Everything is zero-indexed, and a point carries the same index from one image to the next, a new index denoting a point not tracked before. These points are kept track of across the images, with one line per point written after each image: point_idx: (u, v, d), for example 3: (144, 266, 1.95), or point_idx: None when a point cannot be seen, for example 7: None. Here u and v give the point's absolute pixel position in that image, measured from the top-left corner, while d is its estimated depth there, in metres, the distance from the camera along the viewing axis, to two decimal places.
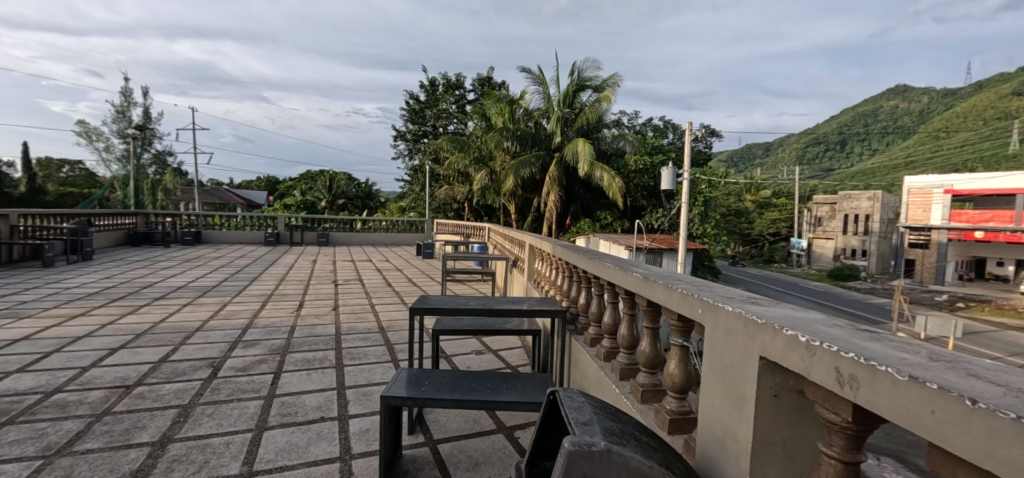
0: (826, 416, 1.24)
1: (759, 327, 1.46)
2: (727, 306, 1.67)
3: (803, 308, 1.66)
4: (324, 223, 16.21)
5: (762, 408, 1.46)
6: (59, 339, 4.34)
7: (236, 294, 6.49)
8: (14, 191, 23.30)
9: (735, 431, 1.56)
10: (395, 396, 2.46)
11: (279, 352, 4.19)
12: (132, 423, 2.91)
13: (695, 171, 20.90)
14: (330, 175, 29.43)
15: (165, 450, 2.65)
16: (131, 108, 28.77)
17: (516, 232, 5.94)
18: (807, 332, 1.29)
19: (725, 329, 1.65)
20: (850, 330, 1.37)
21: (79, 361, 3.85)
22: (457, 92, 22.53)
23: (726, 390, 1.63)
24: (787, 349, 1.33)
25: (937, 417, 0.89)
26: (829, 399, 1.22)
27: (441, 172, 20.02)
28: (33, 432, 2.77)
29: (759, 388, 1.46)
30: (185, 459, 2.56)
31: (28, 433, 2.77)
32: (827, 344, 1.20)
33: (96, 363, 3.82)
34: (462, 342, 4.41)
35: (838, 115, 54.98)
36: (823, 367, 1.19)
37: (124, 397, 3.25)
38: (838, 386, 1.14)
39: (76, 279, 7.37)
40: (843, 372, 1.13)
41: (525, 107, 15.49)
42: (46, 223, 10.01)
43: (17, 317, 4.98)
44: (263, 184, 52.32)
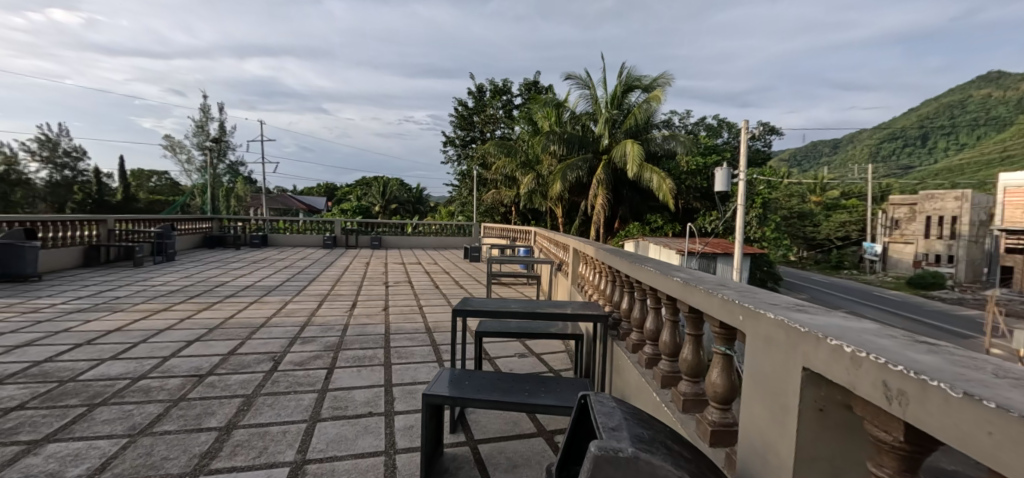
0: (874, 435, 1.15)
1: (799, 335, 1.38)
2: (768, 313, 1.59)
3: (856, 316, 1.54)
4: (377, 227, 16.93)
5: (806, 424, 1.37)
6: (145, 331, 4.82)
7: (297, 294, 6.91)
8: (112, 200, 26.19)
9: (776, 444, 1.48)
10: (435, 395, 2.51)
11: (333, 349, 4.43)
12: (203, 409, 3.19)
13: (753, 172, 19.88)
14: (383, 181, 30.75)
15: (230, 435, 2.88)
16: (209, 123, 31.44)
17: (561, 235, 5.90)
18: (855, 342, 1.20)
19: (766, 336, 1.57)
20: (905, 341, 1.26)
21: (161, 351, 4.27)
22: (504, 97, 22.82)
23: (768, 402, 1.54)
24: (830, 358, 1.24)
25: (996, 439, 0.81)
26: (877, 416, 1.13)
27: (489, 177, 20.28)
28: (121, 413, 3.10)
29: (803, 400, 1.37)
30: (247, 445, 2.77)
31: (117, 413, 3.11)
32: (874, 356, 1.11)
33: (176, 353, 4.22)
34: (505, 345, 4.42)
35: (918, 108, 50.73)
36: (869, 380, 1.11)
37: (196, 385, 3.56)
38: (885, 401, 1.05)
39: (160, 277, 8.15)
40: (891, 386, 1.04)
41: (571, 111, 15.30)
42: (138, 228, 11.17)
43: (112, 311, 5.61)
44: (323, 190, 55.66)
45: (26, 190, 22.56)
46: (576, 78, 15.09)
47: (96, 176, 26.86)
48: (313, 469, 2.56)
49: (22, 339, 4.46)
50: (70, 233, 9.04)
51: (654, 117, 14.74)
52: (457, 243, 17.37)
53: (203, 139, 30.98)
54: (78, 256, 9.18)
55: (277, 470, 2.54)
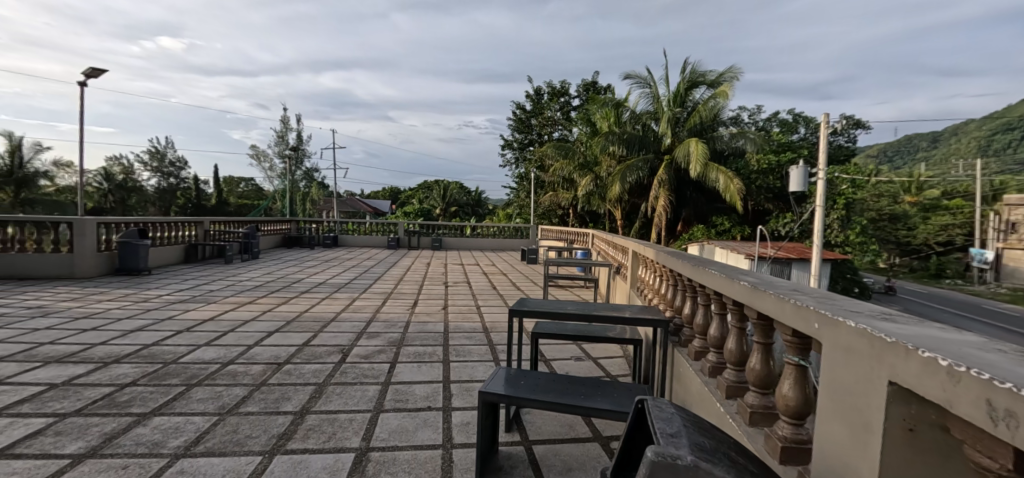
0: (978, 462, 1.00)
1: (886, 346, 1.22)
2: (847, 320, 1.44)
3: (956, 328, 1.36)
4: (438, 229, 17.40)
5: (892, 443, 1.22)
6: (233, 321, 5.25)
7: (364, 291, 7.23)
8: (207, 204, 28.91)
9: (858, 465, 1.32)
10: (492, 392, 2.51)
11: (396, 344, 4.57)
12: (281, 394, 3.40)
13: (835, 170, 18.41)
14: (444, 185, 31.61)
15: (303, 419, 3.04)
16: (288, 133, 33.88)
17: (620, 238, 5.75)
18: (953, 355, 1.05)
19: (846, 346, 1.41)
20: (1018, 356, 1.08)
21: (247, 339, 4.62)
22: (562, 98, 22.76)
23: (848, 418, 1.39)
24: (922, 372, 1.09)
25: None
26: (982, 439, 0.98)
27: (547, 179, 20.25)
28: (213, 393, 3.38)
29: (889, 418, 1.22)
30: (318, 429, 2.92)
31: (209, 393, 3.39)
32: (976, 371, 0.96)
33: (258, 342, 4.54)
34: (561, 347, 4.36)
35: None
36: (969, 398, 0.96)
37: (275, 372, 3.80)
38: (991, 423, 0.91)
39: (245, 274, 8.86)
40: (996, 406, 0.89)
41: (631, 110, 14.97)
42: (229, 228, 12.25)
43: (206, 302, 6.17)
44: (388, 195, 58.18)
45: (141, 197, 26.00)
46: (637, 77, 14.73)
47: (194, 183, 29.80)
48: (376, 456, 2.64)
49: (134, 325, 4.99)
50: (174, 233, 10.04)
51: (721, 112, 14.12)
52: (515, 245, 17.44)
53: (283, 148, 33.41)
54: (180, 254, 10.18)
55: (344, 455, 2.64)
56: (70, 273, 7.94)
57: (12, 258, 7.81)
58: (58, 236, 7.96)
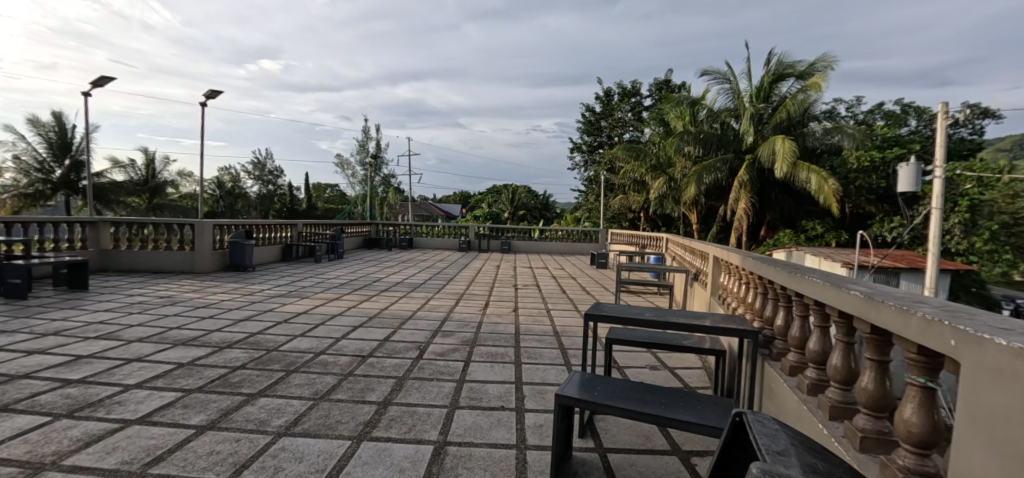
0: None
1: None
2: (1000, 338, 1.18)
3: None
4: (507, 232, 17.54)
5: None
6: (322, 315, 5.52)
7: (437, 291, 7.36)
8: (297, 208, 31.04)
9: None
10: (567, 396, 2.40)
11: (469, 343, 4.56)
12: (365, 384, 3.48)
13: (958, 165, 16.19)
14: (512, 189, 31.82)
15: (386, 410, 3.08)
16: (368, 142, 35.69)
17: (699, 243, 5.45)
18: None
19: (998, 368, 1.16)
20: None
21: (335, 332, 4.82)
22: (633, 99, 22.26)
23: (1002, 454, 1.14)
24: None
25: None
26: None
27: (617, 182, 19.87)
28: (308, 380, 3.54)
29: None
30: (399, 420, 2.94)
31: (306, 379, 3.56)
32: None
33: (345, 335, 4.71)
34: (635, 354, 4.16)
35: None
36: None
37: (360, 364, 3.91)
38: None
39: (330, 272, 9.34)
40: None
41: (708, 108, 14.47)
42: (319, 230, 13.03)
43: (301, 296, 6.57)
44: (457, 200, 59.52)
45: (245, 202, 28.43)
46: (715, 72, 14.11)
47: (289, 189, 32.14)
48: (453, 451, 2.61)
49: (240, 315, 5.42)
50: (274, 234, 10.84)
51: (813, 107, 13.21)
52: (584, 249, 17.10)
53: (364, 156, 35.19)
54: (278, 253, 10.96)
55: (423, 447, 2.64)
56: (193, 268, 8.80)
57: (143, 254, 8.70)
58: (183, 236, 8.84)
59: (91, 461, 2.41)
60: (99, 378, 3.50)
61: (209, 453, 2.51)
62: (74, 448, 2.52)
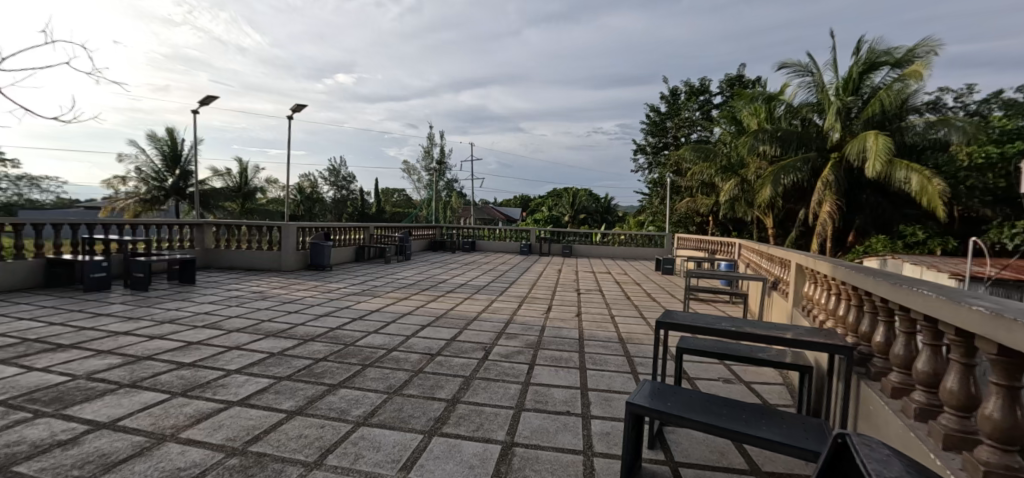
0: None
1: None
2: None
3: None
4: (568, 236, 17.37)
5: None
6: (391, 313, 5.68)
7: (500, 294, 7.38)
8: (367, 211, 32.49)
9: None
10: (637, 404, 2.28)
11: (533, 347, 4.50)
12: (435, 382, 3.52)
13: None
14: (572, 192, 31.50)
15: (455, 408, 3.08)
16: (433, 147, 36.77)
17: (779, 249, 5.09)
18: None
19: None
20: None
21: (405, 330, 4.93)
22: (702, 97, 21.41)
23: None
24: None
25: None
26: None
27: (684, 185, 19.14)
28: (381, 374, 3.63)
29: None
30: (467, 418, 2.94)
31: (379, 373, 3.66)
32: None
33: (414, 333, 4.81)
34: (707, 366, 3.92)
35: None
36: None
37: (430, 361, 3.96)
38: None
39: (398, 273, 9.64)
40: None
41: (787, 103, 13.69)
42: (389, 232, 13.55)
43: (372, 295, 6.81)
44: (516, 204, 59.91)
45: (320, 206, 30.17)
46: (795, 66, 13.24)
47: (359, 194, 33.75)
48: (520, 453, 2.56)
49: (321, 310, 5.72)
50: (348, 236, 11.40)
51: (912, 97, 12.09)
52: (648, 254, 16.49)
53: (428, 162, 36.25)
54: (352, 254, 11.49)
55: (491, 446, 2.62)
56: (278, 267, 9.40)
57: (237, 253, 9.43)
58: (271, 237, 9.51)
59: (202, 436, 2.65)
60: (207, 362, 3.80)
61: (298, 437, 2.65)
62: (187, 424, 2.77)
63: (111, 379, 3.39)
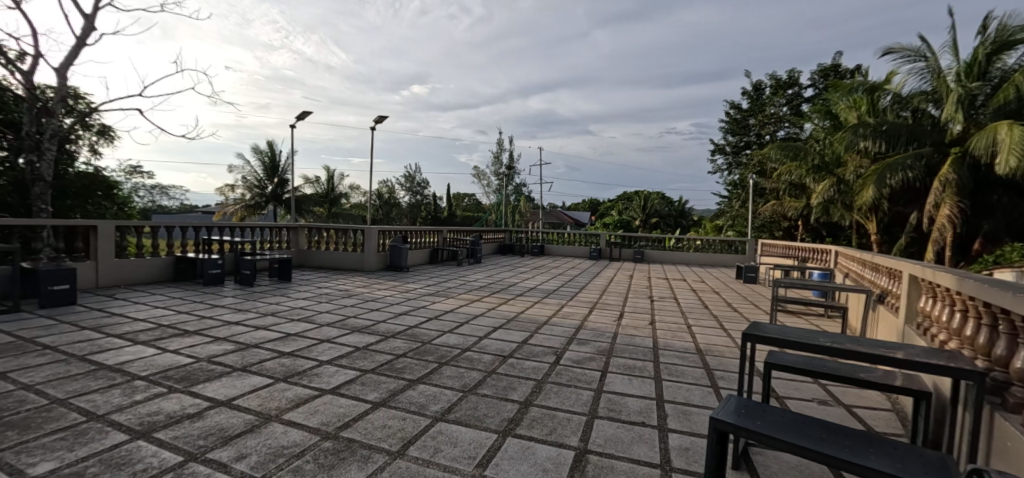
0: None
1: None
2: None
3: None
4: (639, 241, 16.86)
5: None
6: (464, 314, 5.84)
7: (570, 299, 7.32)
8: (439, 215, 33.59)
9: None
10: (722, 419, 2.16)
11: (605, 354, 4.42)
12: (508, 383, 3.57)
13: None
14: (644, 195, 30.50)
15: (528, 410, 3.10)
16: (502, 152, 37.30)
17: (887, 259, 4.60)
18: None
19: None
20: None
21: (478, 331, 5.05)
22: (790, 90, 19.78)
23: None
24: None
25: None
26: None
27: (770, 186, 17.84)
28: (457, 373, 3.75)
29: None
30: (540, 422, 2.94)
31: (455, 372, 3.77)
32: None
33: (486, 335, 4.91)
34: (800, 384, 3.63)
35: None
36: None
37: (502, 363, 4.02)
38: None
39: (469, 275, 9.88)
40: None
41: (893, 93, 12.35)
42: (461, 236, 13.95)
43: (446, 296, 7.04)
44: (585, 207, 59.20)
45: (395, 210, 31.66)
46: (903, 51, 11.84)
47: (432, 198, 35.01)
48: (594, 461, 2.52)
49: (399, 309, 6.00)
50: (422, 239, 11.89)
51: None
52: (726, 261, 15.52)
53: (498, 166, 36.83)
54: (426, 256, 11.97)
55: (565, 451, 2.61)
56: (360, 267, 10.00)
57: (326, 254, 10.19)
58: (354, 239, 10.16)
59: (301, 419, 2.88)
60: (303, 353, 4.12)
61: (382, 427, 2.80)
62: (288, 407, 3.03)
63: (226, 363, 3.80)
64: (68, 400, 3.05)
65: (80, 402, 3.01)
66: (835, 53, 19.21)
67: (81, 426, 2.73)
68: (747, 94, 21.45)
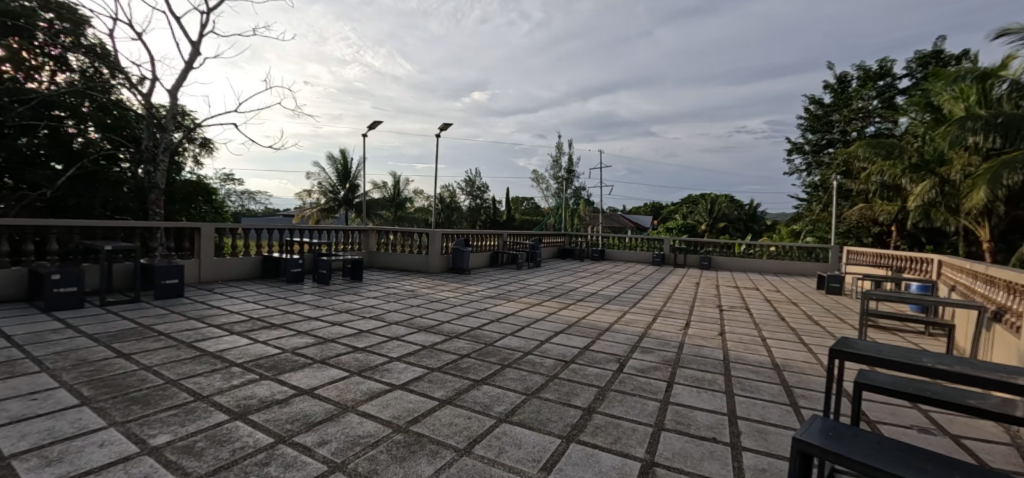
0: None
1: None
2: None
3: None
4: (705, 246, 16.14)
5: None
6: (526, 317, 5.86)
7: (633, 305, 7.13)
8: (499, 219, 33.95)
9: None
10: (807, 441, 2.02)
11: (672, 364, 4.25)
12: (570, 389, 3.54)
13: None
14: (711, 199, 29.06)
15: (591, 417, 3.06)
16: (562, 155, 37.12)
17: (1005, 271, 4.06)
18: None
19: None
20: None
21: (539, 335, 5.05)
22: (882, 82, 18.15)
23: None
24: None
25: None
26: None
27: (858, 188, 16.38)
28: (519, 376, 3.76)
29: None
30: (604, 429, 2.89)
31: (517, 374, 3.79)
32: None
33: (548, 339, 4.90)
34: (897, 409, 3.28)
35: None
36: None
37: (564, 368, 3.99)
38: None
39: (529, 279, 9.91)
40: None
41: (1011, 80, 10.73)
42: (521, 240, 14.04)
43: (507, 299, 7.11)
44: (648, 210, 57.68)
45: (457, 214, 32.42)
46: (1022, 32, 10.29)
47: (492, 202, 35.48)
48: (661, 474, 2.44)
49: (462, 310, 6.14)
50: (483, 242, 12.13)
51: None
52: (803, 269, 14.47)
53: (558, 170, 36.68)
54: (486, 259, 12.19)
55: (630, 461, 2.54)
56: (425, 268, 10.34)
57: (394, 255, 10.65)
58: (419, 242, 10.54)
59: (375, 411, 3.03)
60: (374, 349, 4.33)
61: (449, 424, 2.87)
62: (363, 399, 3.20)
63: (307, 354, 4.07)
64: (179, 381, 3.41)
65: (188, 383, 3.36)
66: (937, 38, 17.27)
67: (190, 404, 3.05)
68: (831, 88, 19.86)
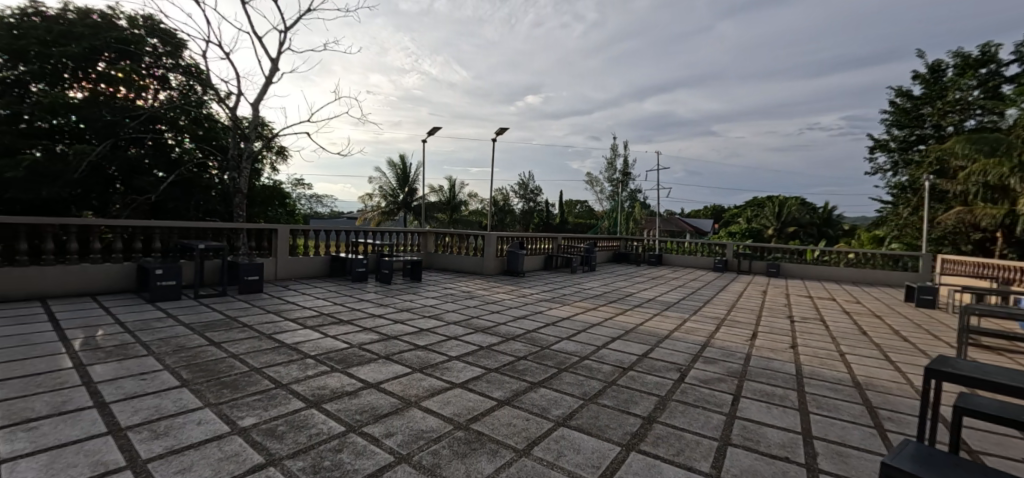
0: None
1: None
2: None
3: None
4: (773, 252, 15.24)
5: None
6: (582, 322, 5.79)
7: (694, 313, 6.85)
8: (554, 222, 33.81)
9: None
10: (898, 467, 1.85)
11: (738, 376, 4.04)
12: (629, 396, 3.45)
13: None
14: (779, 201, 27.36)
15: (652, 426, 2.97)
16: (618, 158, 36.41)
17: None
18: None
19: None
20: None
21: (596, 340, 4.98)
22: (985, 70, 16.14)
23: None
24: None
25: None
26: None
27: (954, 188, 14.81)
28: (576, 380, 3.73)
29: None
30: (667, 440, 2.80)
31: (574, 379, 3.75)
32: None
33: (605, 345, 4.81)
34: (1005, 438, 2.93)
35: None
36: None
37: (622, 375, 3.90)
38: None
39: (585, 283, 9.79)
40: None
41: None
42: (576, 243, 13.90)
43: (562, 303, 7.06)
44: (710, 213, 55.38)
45: (511, 217, 32.63)
46: None
47: (546, 205, 35.39)
48: None
49: (517, 313, 6.17)
50: (537, 245, 12.18)
51: None
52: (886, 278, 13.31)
53: (614, 172, 36.00)
54: (541, 262, 12.21)
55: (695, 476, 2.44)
56: (480, 270, 10.50)
57: (450, 256, 10.90)
58: (475, 244, 10.74)
59: (436, 407, 3.11)
60: (434, 348, 4.45)
61: (508, 424, 2.90)
62: (425, 395, 3.29)
63: (373, 350, 4.24)
64: (261, 369, 3.68)
65: (269, 372, 3.61)
66: None
67: (272, 391, 3.27)
68: (922, 78, 18.11)
